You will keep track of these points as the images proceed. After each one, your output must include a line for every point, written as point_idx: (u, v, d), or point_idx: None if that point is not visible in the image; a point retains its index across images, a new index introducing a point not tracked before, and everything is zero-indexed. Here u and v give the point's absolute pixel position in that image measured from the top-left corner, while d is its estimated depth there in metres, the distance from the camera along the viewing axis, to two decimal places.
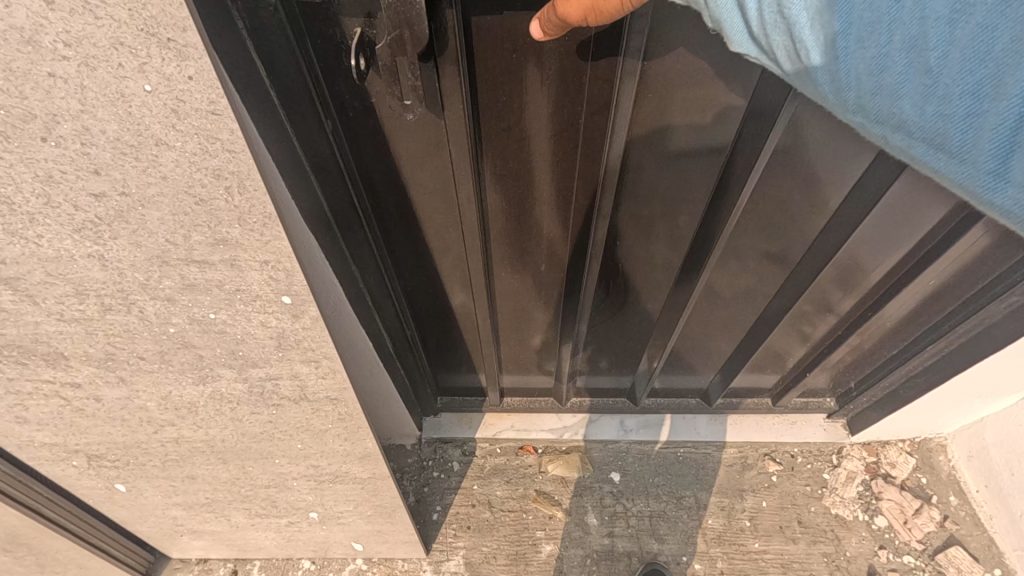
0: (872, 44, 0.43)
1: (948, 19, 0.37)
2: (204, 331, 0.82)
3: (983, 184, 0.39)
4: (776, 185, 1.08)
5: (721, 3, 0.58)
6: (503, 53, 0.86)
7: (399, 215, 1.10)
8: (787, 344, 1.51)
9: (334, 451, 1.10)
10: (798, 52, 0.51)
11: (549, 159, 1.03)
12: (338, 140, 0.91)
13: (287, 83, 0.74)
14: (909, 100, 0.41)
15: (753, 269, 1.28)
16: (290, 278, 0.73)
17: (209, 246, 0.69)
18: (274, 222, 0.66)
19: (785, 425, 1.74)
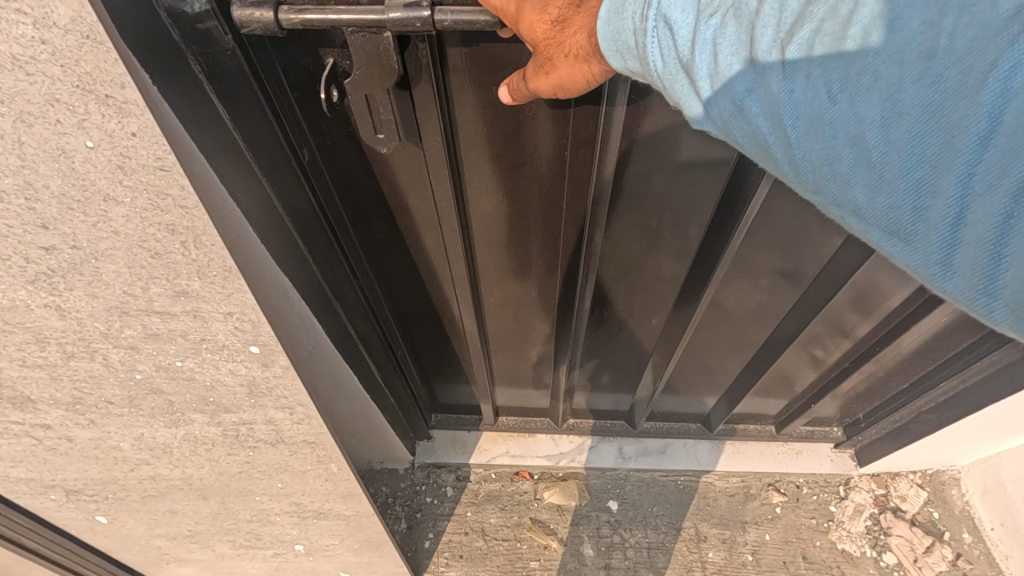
0: (811, 139, 0.39)
1: (879, 120, 0.35)
2: (172, 378, 0.78)
3: (932, 282, 0.35)
4: (779, 216, 1.02)
5: (677, 86, 0.52)
6: (485, 86, 0.82)
7: (383, 235, 1.06)
8: (797, 369, 1.44)
9: (316, 490, 1.06)
10: (750, 140, 0.46)
11: (536, 189, 0.99)
12: (318, 168, 0.87)
13: (251, 119, 0.69)
14: (853, 194, 0.38)
15: (755, 298, 1.23)
16: (257, 329, 0.70)
17: (170, 297, 0.65)
18: (235, 275, 0.62)
19: (789, 455, 1.68)
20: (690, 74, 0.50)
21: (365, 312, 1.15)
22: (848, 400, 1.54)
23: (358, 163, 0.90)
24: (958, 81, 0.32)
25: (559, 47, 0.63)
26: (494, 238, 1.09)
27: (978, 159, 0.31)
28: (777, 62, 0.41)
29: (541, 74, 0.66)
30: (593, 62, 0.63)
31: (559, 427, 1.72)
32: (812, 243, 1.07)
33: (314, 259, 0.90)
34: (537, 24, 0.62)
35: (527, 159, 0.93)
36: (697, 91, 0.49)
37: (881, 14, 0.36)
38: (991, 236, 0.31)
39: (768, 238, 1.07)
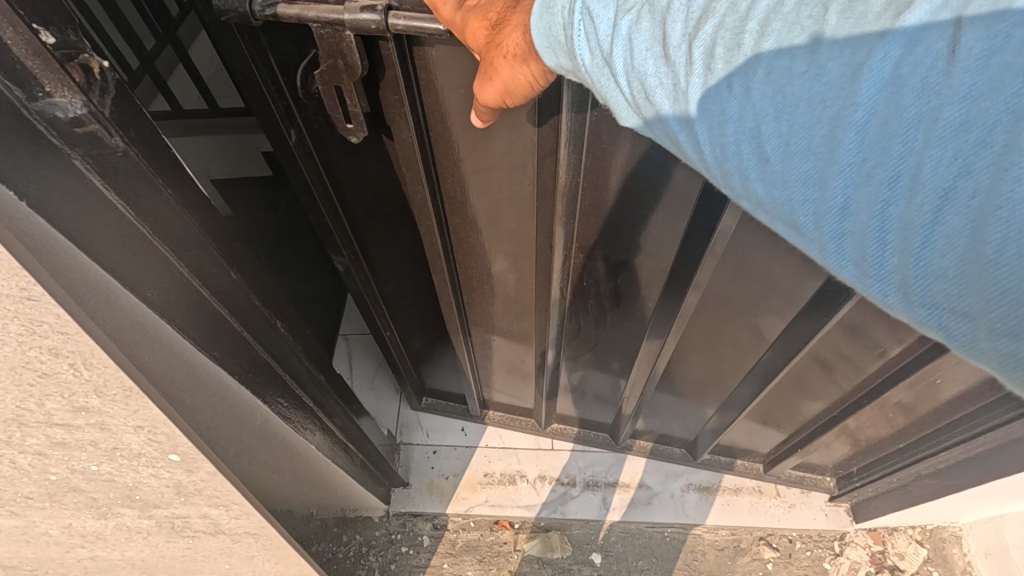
0: (718, 132, 0.41)
1: (772, 114, 0.37)
2: (89, 479, 0.71)
3: (831, 267, 0.37)
4: (756, 259, 0.95)
5: (603, 81, 0.52)
6: (454, 90, 0.83)
7: (373, 223, 1.09)
8: (783, 414, 1.37)
9: (267, 571, 0.99)
10: (668, 138, 0.48)
11: (507, 195, 0.99)
12: (306, 151, 0.92)
13: (139, 196, 0.57)
14: (754, 186, 0.40)
15: (736, 336, 1.16)
16: (174, 441, 0.62)
17: (70, 412, 0.58)
18: (137, 393, 0.56)
19: (782, 508, 1.61)
20: (611, 69, 0.50)
21: (344, 276, 1.19)
22: (842, 453, 1.47)
23: (340, 153, 0.94)
24: (838, 75, 0.34)
25: (497, 49, 0.62)
26: (469, 239, 1.10)
27: (858, 149, 0.33)
28: (685, 56, 0.43)
29: (486, 81, 0.65)
30: (530, 61, 0.61)
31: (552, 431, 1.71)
32: (794, 291, 0.99)
33: (255, 338, 0.82)
34: (478, 29, 0.63)
35: (495, 164, 0.93)
36: (616, 83, 0.50)
37: (775, 9, 0.37)
38: (874, 223, 0.33)
39: (746, 281, 1.01)
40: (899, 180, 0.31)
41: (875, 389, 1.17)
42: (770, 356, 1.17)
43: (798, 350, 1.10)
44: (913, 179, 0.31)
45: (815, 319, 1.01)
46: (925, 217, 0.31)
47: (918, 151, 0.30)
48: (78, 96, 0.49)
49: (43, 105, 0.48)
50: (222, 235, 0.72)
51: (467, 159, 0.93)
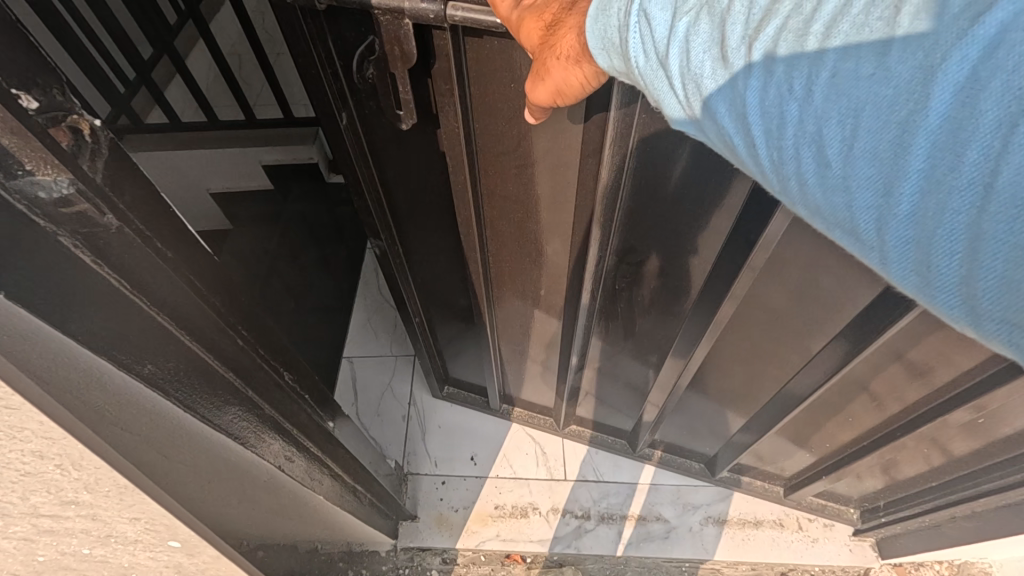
0: (773, 135, 0.39)
1: (834, 117, 0.35)
2: (82, 560, 0.64)
3: (894, 280, 0.35)
4: (796, 278, 0.92)
5: (658, 85, 0.50)
6: (503, 83, 0.84)
7: (411, 211, 1.11)
8: (808, 438, 1.34)
9: None
10: (723, 144, 0.46)
11: (547, 192, 1.00)
12: (355, 135, 0.94)
13: (136, 266, 0.51)
14: (811, 194, 0.38)
15: (767, 354, 1.13)
16: (173, 529, 0.56)
17: (58, 504, 0.52)
18: (133, 490, 0.49)
19: (805, 542, 1.56)
20: (665, 71, 0.48)
21: (379, 257, 1.23)
22: (868, 486, 1.42)
23: (386, 140, 0.96)
24: (910, 76, 0.31)
25: (551, 50, 0.63)
26: (504, 235, 1.12)
27: (928, 154, 0.30)
28: (744, 58, 0.41)
29: (538, 82, 0.67)
30: (583, 63, 0.61)
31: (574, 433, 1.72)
32: (832, 315, 0.96)
33: (264, 400, 0.78)
34: (533, 30, 0.64)
35: (537, 160, 0.94)
36: (671, 87, 0.48)
37: (845, 9, 0.35)
38: (942, 235, 0.30)
39: (780, 302, 0.99)
40: (976, 189, 0.28)
41: (910, 422, 1.12)
42: (801, 377, 1.14)
43: (832, 373, 1.07)
44: (988, 187, 0.28)
45: (854, 342, 0.98)
46: (1003, 229, 0.28)
47: (999, 155, 0.28)
48: (65, 173, 0.43)
49: (24, 184, 0.42)
50: (235, 280, 0.68)
51: (508, 153, 0.94)
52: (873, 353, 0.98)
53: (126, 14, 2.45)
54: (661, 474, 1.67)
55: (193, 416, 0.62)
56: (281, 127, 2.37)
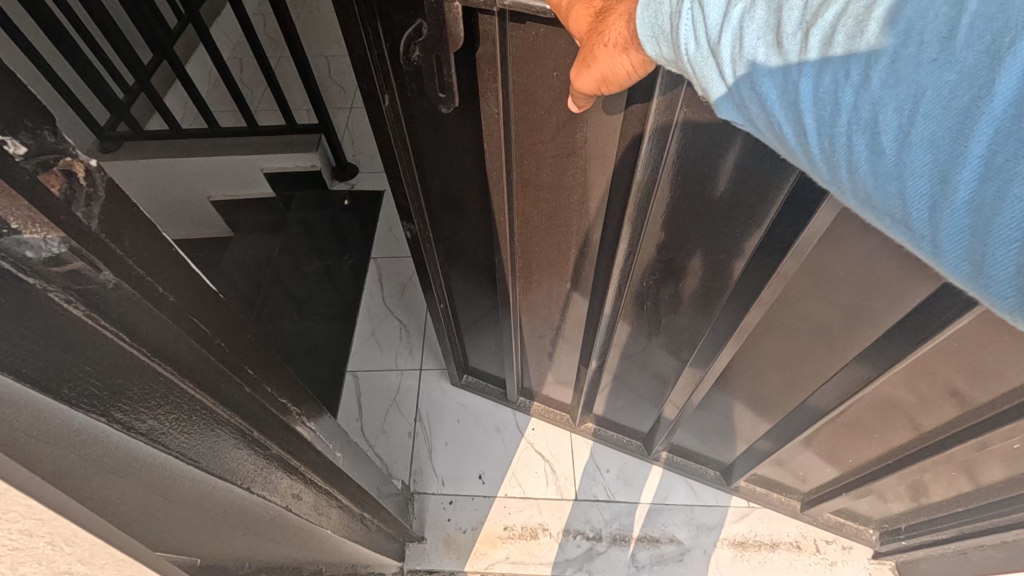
0: (829, 121, 0.43)
1: (893, 103, 0.38)
2: None
3: (944, 264, 0.37)
4: (828, 287, 0.93)
5: (707, 70, 0.55)
6: (547, 72, 0.88)
7: (445, 194, 1.14)
8: (827, 453, 1.34)
9: None
10: (772, 130, 0.50)
11: (582, 182, 1.04)
12: (395, 117, 0.96)
13: (138, 322, 0.48)
14: (865, 178, 0.41)
15: (792, 362, 1.14)
16: None
17: None
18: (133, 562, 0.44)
19: (823, 565, 1.53)
20: (717, 57, 0.52)
21: (410, 241, 1.25)
22: (890, 507, 1.40)
23: (427, 126, 0.98)
24: (971, 65, 0.34)
25: (599, 37, 0.69)
26: (536, 225, 1.16)
27: (989, 141, 0.33)
28: (800, 44, 0.45)
29: (585, 68, 0.73)
30: (631, 50, 0.68)
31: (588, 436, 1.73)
32: (864, 329, 0.96)
33: (273, 441, 0.74)
34: (582, 17, 0.70)
35: (575, 149, 0.98)
36: (722, 73, 0.53)
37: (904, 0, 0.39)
38: (998, 219, 0.33)
39: (808, 310, 0.99)
40: None
41: (937, 443, 1.10)
42: (826, 388, 1.13)
43: (861, 387, 1.06)
44: None
45: (885, 355, 0.97)
46: None
47: None
48: (56, 231, 0.39)
49: (9, 244, 0.38)
50: (239, 317, 0.63)
51: (548, 142, 0.98)
52: (903, 368, 0.97)
53: (126, 19, 2.42)
54: (676, 482, 1.66)
55: (190, 467, 0.58)
56: (285, 135, 2.34)
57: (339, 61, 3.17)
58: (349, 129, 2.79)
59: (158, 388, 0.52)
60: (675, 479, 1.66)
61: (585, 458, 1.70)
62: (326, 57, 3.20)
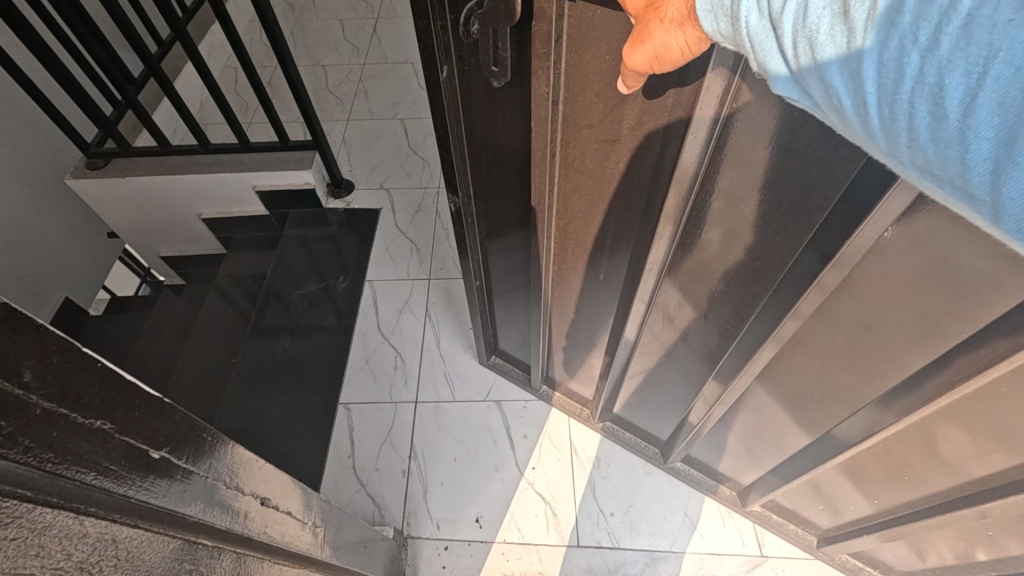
0: (891, 90, 0.42)
1: (962, 67, 0.38)
2: None
3: (1008, 228, 0.37)
4: (865, 313, 0.89)
5: (767, 45, 0.54)
6: (600, 55, 0.88)
7: (490, 170, 1.20)
8: (850, 490, 1.29)
9: None
10: (830, 102, 0.49)
11: (622, 167, 1.04)
12: (451, 90, 1.01)
13: (54, 475, 0.39)
14: (924, 144, 0.41)
15: (817, 387, 1.10)
16: None
17: None
18: None
19: None
20: (778, 30, 0.52)
21: (453, 215, 1.32)
22: (912, 556, 1.35)
23: (482, 99, 1.02)
24: None
25: (655, 13, 0.69)
26: (575, 211, 1.19)
27: None
28: (867, 13, 0.44)
29: (638, 45, 0.73)
30: (686, 26, 0.66)
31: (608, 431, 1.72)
32: (901, 362, 0.91)
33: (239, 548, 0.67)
34: None
35: (625, 133, 0.97)
36: (782, 45, 0.52)
37: None
38: None
39: (842, 333, 0.95)
40: None
41: (967, 494, 1.04)
42: (855, 419, 1.09)
43: (890, 421, 1.01)
44: None
45: (922, 394, 0.92)
46: None
47: None
48: None
49: None
50: (194, 420, 0.58)
51: (594, 126, 0.99)
52: (938, 408, 0.93)
53: (115, 32, 2.34)
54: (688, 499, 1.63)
55: None
56: (278, 152, 2.25)
57: (336, 71, 3.08)
58: (346, 143, 2.71)
59: (85, 545, 0.42)
60: (692, 491, 1.64)
61: (585, 493, 1.63)
62: (323, 67, 3.11)
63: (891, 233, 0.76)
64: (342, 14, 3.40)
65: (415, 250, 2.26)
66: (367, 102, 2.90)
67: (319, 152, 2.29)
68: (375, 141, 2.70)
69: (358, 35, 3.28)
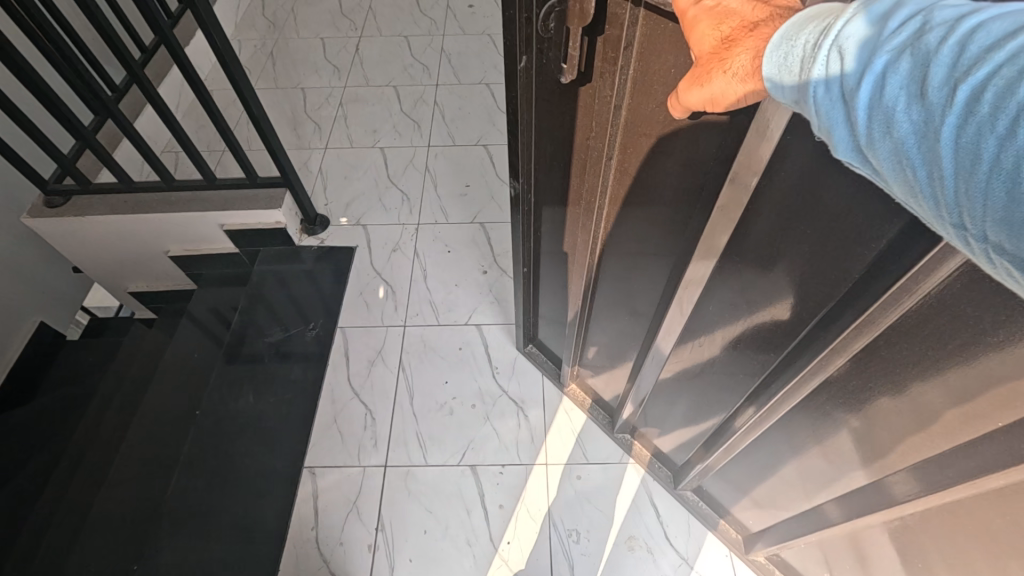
0: (967, 167, 0.34)
1: None
2: None
3: None
4: (887, 384, 0.82)
5: (828, 115, 0.45)
6: (662, 67, 0.80)
7: (552, 161, 1.22)
8: (866, 560, 1.21)
9: None
10: (894, 174, 0.40)
11: (665, 186, 0.98)
12: (528, 79, 1.06)
13: None
14: (997, 224, 0.33)
15: (835, 447, 1.02)
16: None
17: None
18: None
19: None
20: (848, 105, 0.42)
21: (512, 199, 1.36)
22: None
23: (554, 91, 1.05)
24: None
25: (720, 62, 0.58)
26: (619, 219, 1.16)
27: None
28: (948, 100, 0.36)
29: (696, 86, 0.62)
30: (751, 83, 0.56)
31: (621, 460, 1.73)
32: (925, 443, 0.83)
33: None
34: (709, 36, 0.59)
35: (675, 151, 0.90)
36: (847, 116, 0.43)
37: None
38: None
39: (868, 398, 0.87)
40: None
41: None
42: (875, 491, 1.00)
43: (906, 499, 0.93)
44: None
45: (945, 477, 0.84)
46: None
47: None
48: None
49: None
50: None
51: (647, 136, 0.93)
52: (962, 498, 0.84)
53: (46, 66, 2.16)
54: (687, 552, 1.58)
55: None
56: (245, 189, 2.13)
57: (314, 94, 2.96)
58: (322, 172, 2.59)
59: None
60: (677, 565, 1.56)
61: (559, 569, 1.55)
62: (301, 90, 2.99)
63: (930, 302, 0.68)
64: (324, 32, 3.28)
65: (389, 294, 2.15)
66: (346, 130, 2.78)
67: (289, 189, 2.17)
68: (352, 172, 2.58)
69: (339, 55, 3.16)
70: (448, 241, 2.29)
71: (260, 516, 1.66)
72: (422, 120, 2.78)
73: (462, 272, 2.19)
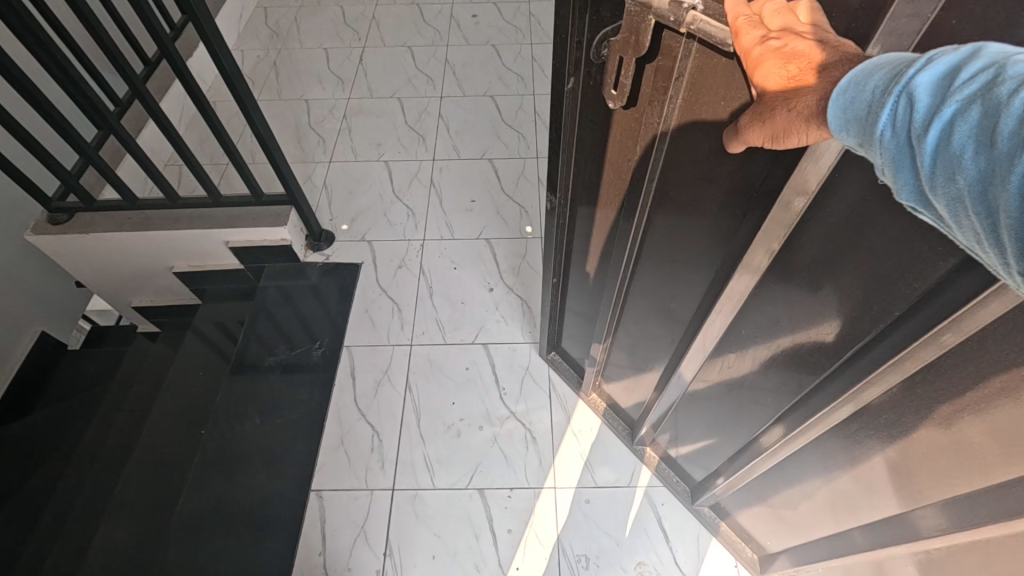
0: None
1: None
2: None
3: None
4: (924, 419, 0.82)
5: (892, 159, 0.45)
6: (710, 101, 0.78)
7: (592, 179, 1.21)
8: None
9: None
10: (962, 220, 0.40)
11: (703, 212, 0.97)
12: (574, 98, 1.07)
13: None
14: None
15: (865, 477, 1.01)
16: None
17: None
18: None
19: None
20: (912, 151, 0.43)
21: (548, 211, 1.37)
22: None
23: (599, 112, 1.05)
24: None
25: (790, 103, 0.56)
26: (651, 240, 1.16)
27: None
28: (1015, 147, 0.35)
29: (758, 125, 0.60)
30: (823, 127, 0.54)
31: (631, 482, 1.72)
32: (959, 482, 0.82)
33: None
34: (777, 75, 0.57)
35: (713, 180, 0.89)
36: (912, 161, 0.43)
37: None
38: None
39: (902, 431, 0.87)
40: None
41: None
42: (903, 522, 0.99)
43: (935, 534, 0.92)
44: None
45: (976, 516, 0.83)
46: None
47: None
48: None
49: None
50: None
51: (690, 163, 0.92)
52: (991, 541, 0.84)
53: (48, 83, 2.15)
54: None
55: None
56: (251, 207, 2.11)
57: (317, 106, 2.95)
58: (327, 187, 2.58)
59: None
60: None
61: None
62: (305, 101, 2.98)
63: (972, 345, 0.68)
64: (326, 43, 3.26)
65: (396, 311, 2.14)
66: (351, 142, 2.77)
67: (294, 207, 2.15)
68: (356, 187, 2.57)
69: (342, 66, 3.15)
70: (455, 258, 2.28)
71: (266, 539, 1.65)
72: (427, 133, 2.77)
73: (466, 291, 2.18)
